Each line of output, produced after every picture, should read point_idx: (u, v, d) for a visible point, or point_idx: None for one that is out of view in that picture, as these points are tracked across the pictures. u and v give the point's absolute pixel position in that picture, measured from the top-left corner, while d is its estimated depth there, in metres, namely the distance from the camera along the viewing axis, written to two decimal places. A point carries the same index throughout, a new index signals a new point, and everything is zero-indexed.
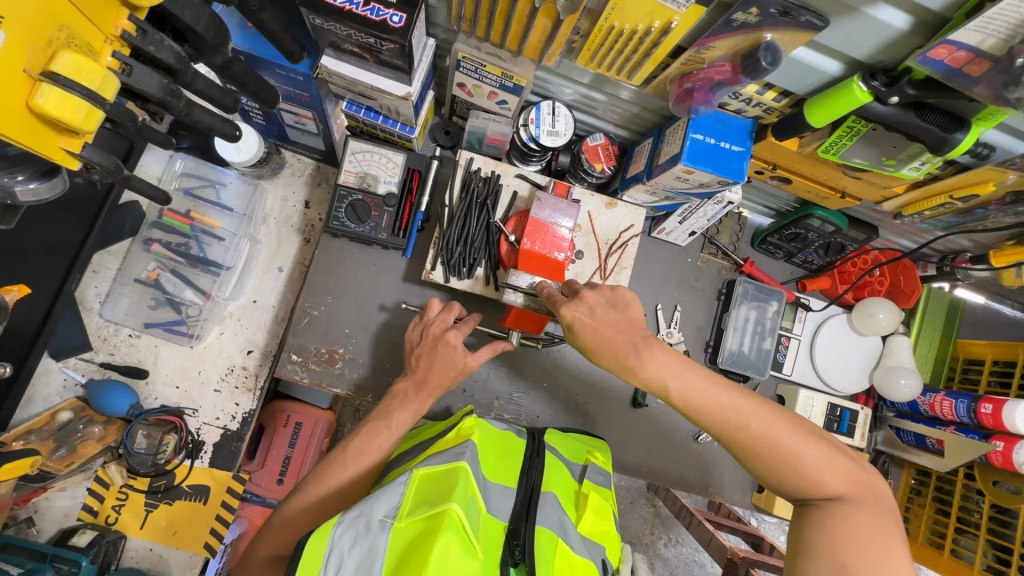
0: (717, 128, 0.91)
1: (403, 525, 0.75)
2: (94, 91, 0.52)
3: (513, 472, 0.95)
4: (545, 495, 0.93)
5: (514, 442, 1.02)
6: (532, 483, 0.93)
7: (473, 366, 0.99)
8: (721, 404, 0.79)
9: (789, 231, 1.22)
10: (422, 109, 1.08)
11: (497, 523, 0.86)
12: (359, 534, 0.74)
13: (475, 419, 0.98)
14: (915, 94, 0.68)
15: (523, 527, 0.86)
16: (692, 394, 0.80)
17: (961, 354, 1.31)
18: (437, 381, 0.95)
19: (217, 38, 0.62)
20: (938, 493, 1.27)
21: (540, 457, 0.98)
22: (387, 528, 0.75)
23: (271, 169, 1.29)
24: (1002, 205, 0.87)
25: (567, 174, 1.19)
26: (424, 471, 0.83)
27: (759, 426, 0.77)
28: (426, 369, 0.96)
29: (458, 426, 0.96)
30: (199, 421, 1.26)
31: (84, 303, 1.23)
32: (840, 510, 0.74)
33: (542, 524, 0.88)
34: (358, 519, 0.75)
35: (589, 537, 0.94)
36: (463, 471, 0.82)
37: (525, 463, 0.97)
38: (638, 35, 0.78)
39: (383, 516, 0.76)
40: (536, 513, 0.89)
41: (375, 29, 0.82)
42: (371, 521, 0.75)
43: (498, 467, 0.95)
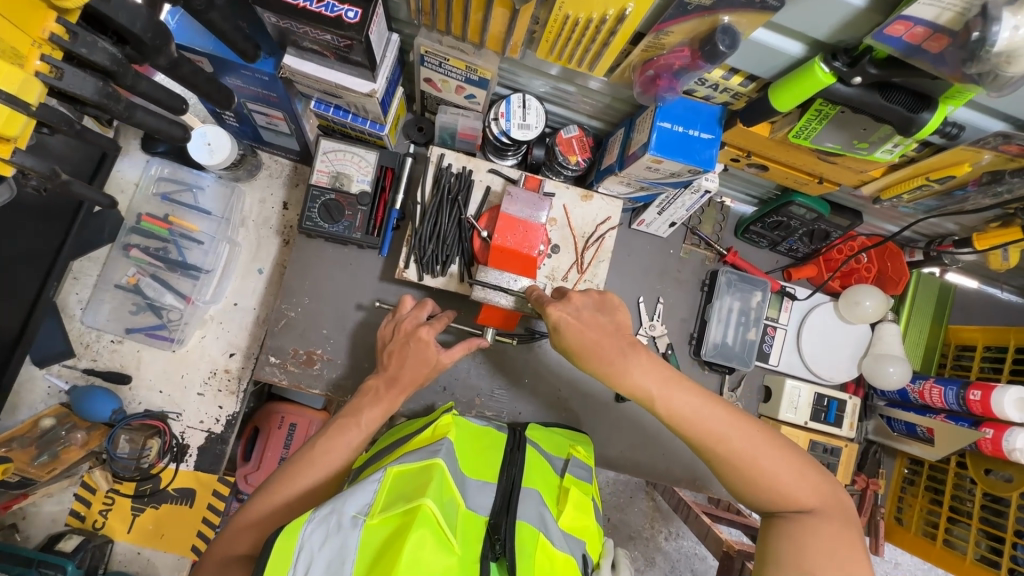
0: (684, 116, 0.89)
1: (375, 522, 0.74)
2: (13, 95, 0.52)
3: (492, 468, 0.94)
4: (526, 490, 0.91)
5: (492, 437, 1.00)
6: (512, 478, 0.92)
7: (446, 363, 0.98)
8: (701, 415, 0.77)
9: (771, 219, 1.20)
10: (391, 106, 1.07)
11: (476, 519, 0.85)
12: (331, 531, 0.72)
13: (453, 416, 0.97)
14: (878, 74, 0.66)
15: (503, 522, 0.84)
16: (672, 403, 0.78)
17: (953, 340, 1.28)
18: (409, 379, 0.95)
19: (156, 39, 0.63)
20: (930, 482, 1.24)
21: (521, 452, 0.97)
22: (359, 524, 0.74)
23: (247, 171, 1.28)
24: (979, 185, 0.85)
25: (542, 167, 1.18)
26: (398, 468, 0.82)
27: (739, 442, 0.76)
28: (398, 368, 0.96)
29: (435, 424, 0.95)
30: (183, 425, 1.27)
31: (66, 310, 1.25)
32: (811, 523, 0.73)
33: (523, 518, 0.86)
34: (330, 517, 0.74)
35: (570, 532, 0.92)
36: (439, 468, 0.81)
37: (506, 458, 0.95)
38: (594, 23, 0.76)
39: (355, 512, 0.75)
40: (516, 507, 0.87)
41: (330, 25, 0.80)
42: (343, 518, 0.74)
43: (478, 462, 0.94)
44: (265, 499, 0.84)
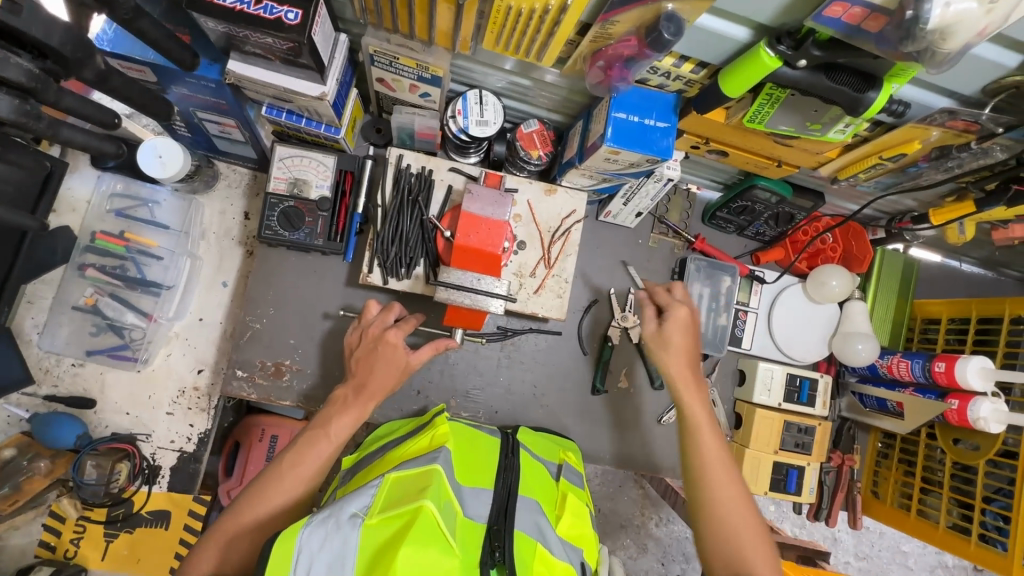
0: (640, 105, 0.88)
1: (374, 522, 0.73)
2: None
3: (488, 475, 0.92)
4: (524, 499, 0.91)
5: (487, 441, 0.99)
6: (509, 485, 0.90)
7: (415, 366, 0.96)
8: (703, 438, 0.92)
9: (736, 205, 1.20)
10: (345, 108, 1.04)
11: (475, 527, 0.83)
12: (329, 533, 0.71)
13: (448, 421, 0.96)
14: (822, 55, 0.66)
15: (504, 527, 0.83)
16: (688, 410, 0.94)
17: (919, 314, 1.30)
18: (378, 387, 0.93)
19: (78, 52, 0.60)
20: (903, 454, 1.26)
21: (516, 457, 0.95)
22: (357, 525, 0.72)
23: (204, 183, 1.24)
24: (930, 162, 0.86)
25: (505, 164, 1.16)
26: (397, 474, 0.81)
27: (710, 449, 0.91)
28: (367, 376, 0.94)
29: (432, 429, 0.94)
30: (154, 446, 1.23)
31: (21, 336, 1.20)
32: (732, 537, 0.85)
33: (521, 527, 0.86)
34: (327, 519, 0.72)
35: (568, 539, 0.92)
36: (438, 472, 0.80)
37: (501, 463, 0.94)
38: (539, 15, 0.75)
39: (354, 512, 0.74)
40: (515, 517, 0.86)
41: (270, 28, 0.78)
42: (341, 518, 0.73)
43: (473, 469, 0.92)
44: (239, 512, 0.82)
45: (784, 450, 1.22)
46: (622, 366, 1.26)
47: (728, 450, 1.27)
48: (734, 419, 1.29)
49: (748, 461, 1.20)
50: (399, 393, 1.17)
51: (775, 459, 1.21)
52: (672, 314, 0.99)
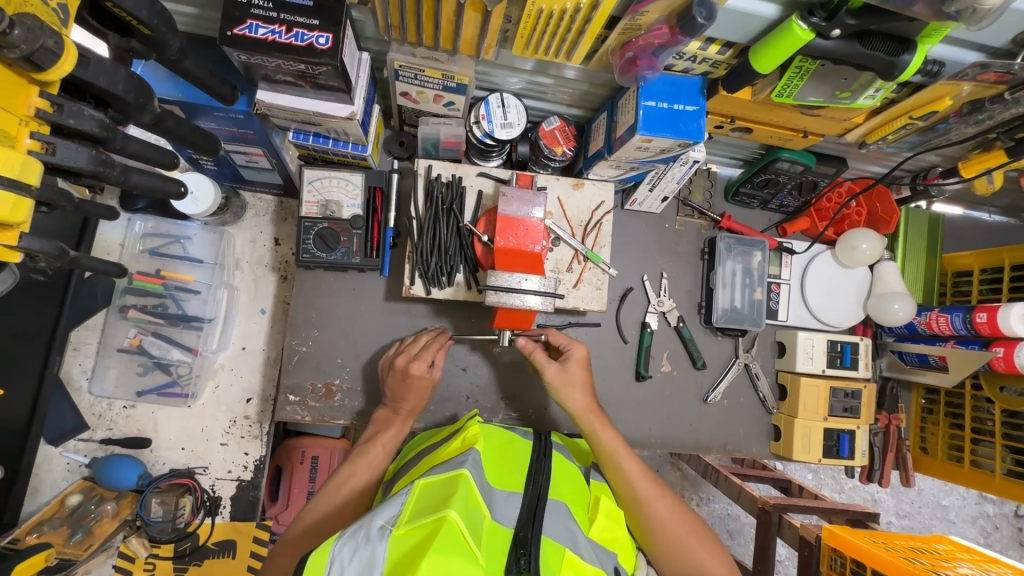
0: (667, 92, 0.90)
1: (402, 533, 0.67)
2: (15, 180, 0.51)
3: (517, 477, 0.87)
4: (553, 503, 0.84)
5: (522, 443, 0.94)
6: (539, 489, 0.84)
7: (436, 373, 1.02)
8: (628, 468, 0.95)
9: (760, 179, 1.21)
10: (371, 124, 1.05)
11: (503, 530, 0.77)
12: (359, 545, 0.65)
13: (479, 426, 0.92)
14: (855, 24, 0.67)
15: (530, 534, 0.77)
16: (609, 451, 0.96)
17: (949, 268, 1.31)
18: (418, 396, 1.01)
19: (139, 98, 0.61)
20: (949, 408, 1.27)
21: (547, 460, 0.90)
22: (385, 536, 0.66)
23: (233, 214, 1.26)
24: (961, 117, 0.87)
25: (529, 163, 1.17)
26: (424, 481, 0.76)
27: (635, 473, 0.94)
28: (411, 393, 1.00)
29: (462, 434, 0.91)
30: (212, 478, 1.25)
31: (71, 383, 1.22)
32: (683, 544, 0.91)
33: (549, 534, 0.79)
34: (357, 531, 0.67)
35: (599, 543, 0.84)
36: (466, 477, 0.75)
37: (534, 467, 0.89)
38: (568, 14, 0.76)
39: (383, 523, 0.68)
40: (542, 522, 0.80)
41: (303, 54, 0.79)
42: (370, 531, 0.67)
43: (503, 473, 0.87)
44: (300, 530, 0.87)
45: (833, 416, 1.23)
46: (662, 350, 1.27)
47: (775, 422, 1.29)
48: (777, 390, 1.31)
49: (799, 431, 1.22)
50: (447, 400, 1.18)
51: (825, 425, 1.22)
52: (571, 354, 1.04)
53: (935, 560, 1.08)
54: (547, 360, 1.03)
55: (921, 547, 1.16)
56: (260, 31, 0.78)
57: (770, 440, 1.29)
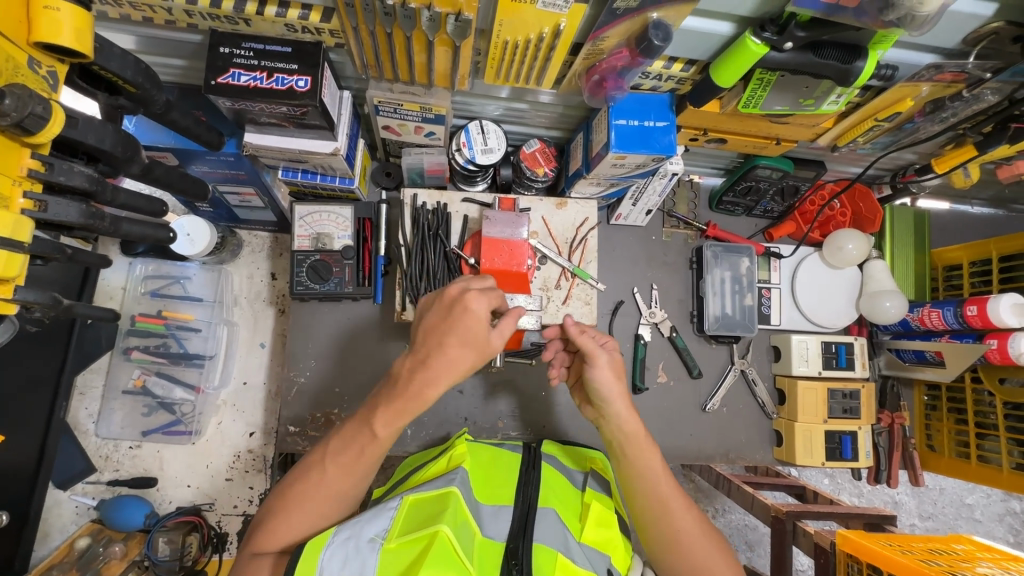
0: (637, 110, 0.93)
1: (393, 546, 0.69)
2: (9, 238, 0.54)
3: (507, 490, 0.87)
4: (542, 510, 0.83)
5: (508, 456, 0.93)
6: (529, 498, 0.84)
7: (496, 346, 0.75)
8: (648, 476, 0.85)
9: (741, 186, 1.23)
10: (356, 158, 1.09)
11: (493, 546, 0.78)
12: (350, 557, 0.67)
13: (466, 444, 0.92)
14: (806, 35, 0.70)
15: (521, 546, 0.78)
16: (629, 457, 0.85)
17: (939, 263, 1.31)
18: (456, 366, 0.73)
19: (126, 151, 0.65)
20: (952, 403, 1.26)
21: (536, 470, 0.89)
22: (377, 548, 0.69)
23: (229, 252, 1.30)
24: (925, 115, 0.89)
25: (513, 185, 1.21)
26: (415, 497, 0.77)
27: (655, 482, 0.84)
28: (444, 362, 0.73)
29: (449, 453, 0.91)
30: (218, 514, 1.26)
31: (78, 427, 1.25)
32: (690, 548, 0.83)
33: (542, 539, 0.79)
34: (348, 540, 0.69)
35: (592, 546, 0.83)
36: (455, 494, 0.76)
37: (522, 478, 0.88)
38: (532, 44, 0.79)
39: (373, 535, 0.70)
40: (532, 530, 0.80)
41: (283, 97, 0.83)
42: (361, 543, 0.69)
43: (493, 487, 0.87)
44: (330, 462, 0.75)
45: (833, 418, 1.22)
46: (658, 360, 1.28)
47: (776, 427, 1.28)
48: (776, 395, 1.30)
49: (800, 435, 1.21)
50: (447, 422, 1.19)
51: (825, 428, 1.22)
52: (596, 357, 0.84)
53: (953, 561, 1.06)
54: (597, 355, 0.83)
55: (938, 548, 1.14)
56: (242, 78, 0.83)
57: (774, 446, 1.29)
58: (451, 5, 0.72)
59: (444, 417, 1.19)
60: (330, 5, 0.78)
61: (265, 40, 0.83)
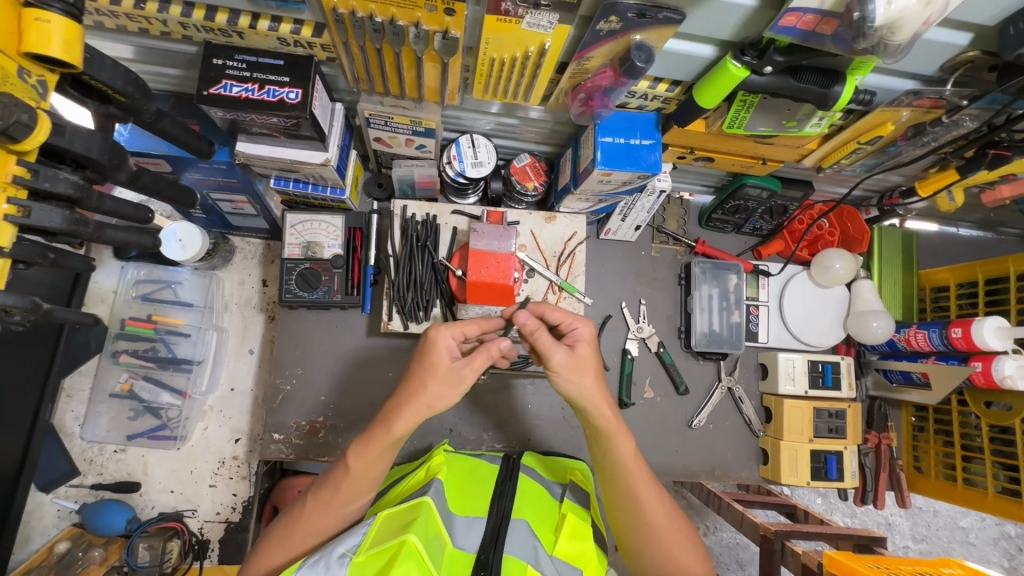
0: (623, 127, 0.94)
1: (362, 559, 0.69)
2: None
3: (482, 500, 0.87)
4: (515, 522, 0.83)
5: (486, 466, 0.93)
6: (502, 510, 0.84)
7: (470, 374, 0.79)
8: (622, 455, 0.83)
9: (730, 205, 1.24)
10: (347, 169, 1.10)
11: (464, 558, 0.79)
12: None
13: (443, 452, 0.92)
14: (784, 60, 0.71)
15: (490, 559, 0.78)
16: (610, 441, 0.83)
17: (927, 284, 1.32)
18: (422, 396, 0.77)
19: (113, 159, 0.66)
20: (939, 424, 1.26)
21: (512, 482, 0.89)
22: (346, 564, 0.69)
23: (221, 258, 1.31)
24: (907, 139, 0.91)
25: (504, 199, 1.22)
26: (387, 512, 0.77)
27: (630, 469, 0.84)
28: (411, 394, 0.78)
29: (426, 463, 0.91)
30: (201, 520, 1.26)
31: (64, 429, 1.25)
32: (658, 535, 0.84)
33: (511, 551, 0.80)
34: (317, 561, 0.69)
35: (565, 559, 0.82)
36: (427, 504, 0.76)
37: (496, 489, 0.88)
38: (518, 61, 0.80)
39: (344, 551, 0.70)
40: (504, 540, 0.80)
41: (274, 109, 0.84)
42: (331, 560, 0.69)
43: (467, 497, 0.87)
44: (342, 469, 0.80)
45: (819, 437, 1.22)
46: (645, 376, 1.28)
47: (762, 445, 1.28)
48: (763, 413, 1.30)
49: (785, 454, 1.21)
50: (432, 432, 1.19)
51: (811, 447, 1.22)
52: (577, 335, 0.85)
53: None
54: (552, 343, 0.80)
55: (924, 572, 1.13)
56: (234, 89, 0.84)
57: (760, 464, 1.29)
58: (438, 23, 0.74)
59: (429, 427, 1.19)
60: (321, 21, 0.80)
61: (259, 53, 0.85)
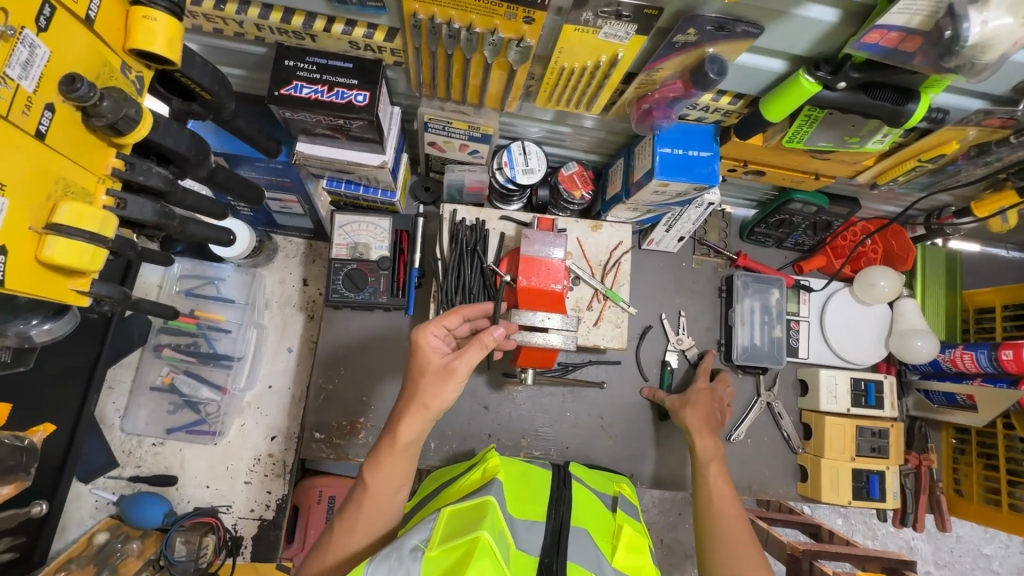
0: (681, 139, 0.94)
1: (435, 554, 0.70)
2: (95, 233, 0.56)
3: (540, 505, 0.87)
4: (575, 530, 0.84)
5: (539, 472, 0.93)
6: (561, 516, 0.84)
7: (462, 368, 0.79)
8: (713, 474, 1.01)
9: (774, 219, 1.24)
10: (399, 172, 1.12)
11: (527, 560, 0.79)
12: (393, 568, 0.67)
13: (498, 455, 0.92)
14: (860, 77, 0.72)
15: (555, 563, 0.78)
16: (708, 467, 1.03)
17: (970, 305, 1.31)
18: (418, 397, 0.79)
19: (198, 155, 0.68)
20: (981, 448, 1.25)
21: (569, 488, 0.89)
22: (418, 557, 0.69)
23: (265, 256, 1.32)
24: (969, 159, 0.90)
25: (549, 206, 1.23)
26: (451, 509, 0.78)
27: (713, 478, 1.00)
28: (412, 396, 0.80)
29: (482, 464, 0.91)
30: (235, 516, 1.26)
31: (105, 421, 1.25)
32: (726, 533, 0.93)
33: (574, 559, 0.80)
34: (388, 554, 0.69)
35: (623, 570, 0.83)
36: (492, 503, 0.77)
37: (553, 495, 0.88)
38: (588, 71, 0.81)
39: (415, 544, 0.71)
40: (566, 547, 0.80)
41: (342, 110, 0.85)
42: (402, 553, 0.69)
43: (525, 500, 0.87)
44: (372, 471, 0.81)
45: (861, 456, 1.21)
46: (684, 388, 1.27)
47: (801, 462, 1.27)
48: (802, 429, 1.29)
49: (826, 472, 1.20)
50: (471, 437, 1.19)
51: (853, 465, 1.20)
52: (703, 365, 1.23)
53: None
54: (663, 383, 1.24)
55: None
56: (304, 90, 0.85)
57: (797, 481, 1.27)
58: (514, 32, 0.74)
59: (468, 431, 1.19)
60: (395, 26, 0.81)
61: (328, 55, 0.86)
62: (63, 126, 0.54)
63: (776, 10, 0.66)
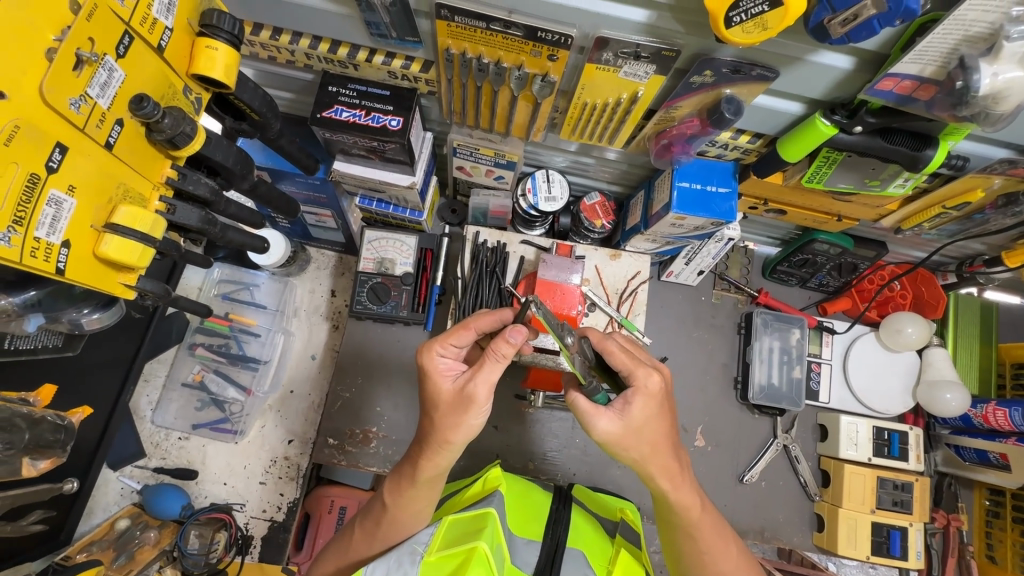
0: (701, 174, 0.96)
1: (433, 560, 0.73)
2: (146, 233, 0.62)
3: (538, 525, 0.87)
4: (571, 551, 0.84)
5: (541, 494, 0.94)
6: (557, 537, 0.84)
7: (484, 396, 0.70)
8: (683, 497, 0.77)
9: (797, 258, 1.23)
10: (428, 194, 1.17)
11: None
12: (392, 569, 0.72)
13: (501, 469, 0.93)
14: (876, 121, 0.73)
15: None
16: (674, 495, 0.76)
17: (1007, 359, 1.25)
18: (435, 432, 0.73)
19: (242, 168, 0.75)
20: (1017, 512, 1.17)
21: (568, 510, 0.88)
22: (417, 561, 0.74)
23: (298, 266, 1.40)
24: (997, 208, 0.89)
25: (570, 233, 1.26)
26: (453, 516, 0.80)
27: (693, 513, 0.78)
28: (429, 428, 0.74)
29: (484, 477, 0.92)
30: (247, 515, 1.30)
31: (137, 413, 1.33)
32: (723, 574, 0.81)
33: None
34: (389, 555, 0.74)
35: None
36: (493, 516, 0.78)
37: (552, 515, 0.88)
38: (609, 107, 0.85)
39: (415, 548, 0.76)
40: (559, 568, 0.81)
41: (376, 134, 0.91)
42: (402, 556, 0.75)
43: (529, 518, 0.88)
44: (394, 496, 0.80)
45: (881, 509, 1.16)
46: (696, 423, 1.26)
47: (817, 510, 1.23)
48: (820, 476, 1.25)
49: (843, 523, 1.15)
50: (478, 455, 1.20)
51: (872, 519, 1.16)
52: (636, 392, 0.70)
53: None
54: (596, 409, 0.69)
55: None
56: (344, 114, 0.92)
57: (813, 530, 1.23)
58: (539, 67, 0.79)
59: (477, 450, 1.20)
60: (430, 59, 0.87)
61: (368, 83, 0.93)
62: (129, 138, 0.61)
63: (791, 56, 0.69)
